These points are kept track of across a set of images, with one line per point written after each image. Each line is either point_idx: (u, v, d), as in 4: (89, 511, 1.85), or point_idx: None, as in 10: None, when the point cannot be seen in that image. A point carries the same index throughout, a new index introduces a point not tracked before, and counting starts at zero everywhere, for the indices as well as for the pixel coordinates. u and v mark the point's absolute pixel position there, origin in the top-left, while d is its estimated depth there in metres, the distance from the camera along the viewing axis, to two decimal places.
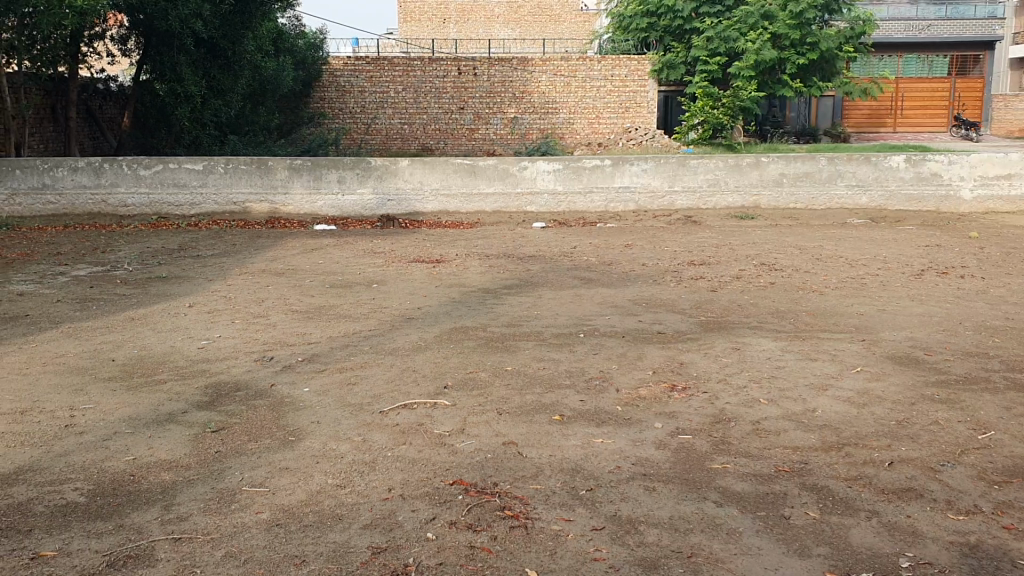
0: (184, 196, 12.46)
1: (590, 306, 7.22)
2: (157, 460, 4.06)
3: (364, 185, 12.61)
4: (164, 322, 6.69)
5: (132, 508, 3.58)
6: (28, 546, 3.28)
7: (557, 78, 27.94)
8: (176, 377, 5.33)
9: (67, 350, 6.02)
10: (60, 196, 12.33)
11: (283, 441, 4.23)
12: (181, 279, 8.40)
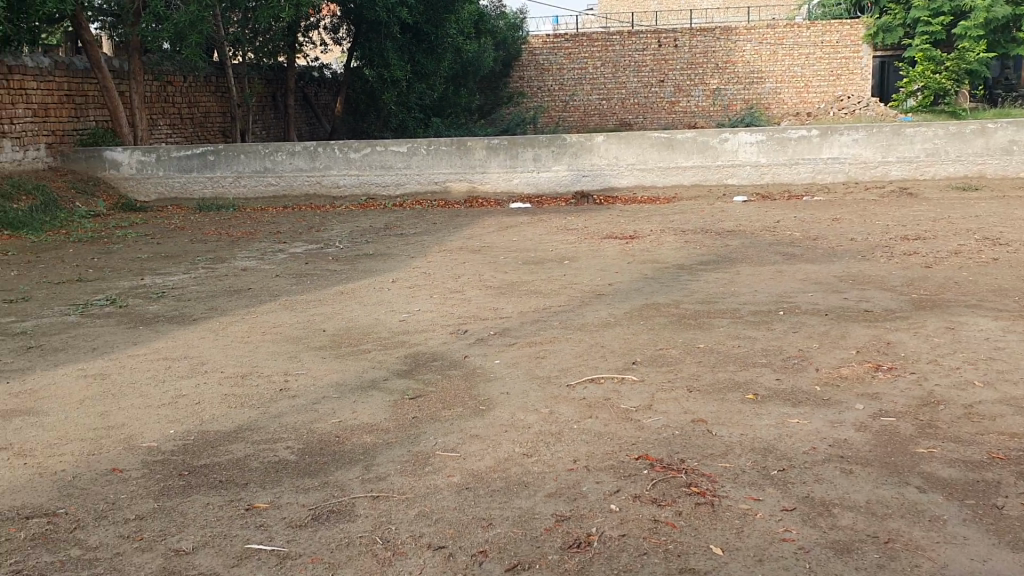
0: (390, 177, 13.05)
1: (791, 283, 6.95)
2: (359, 424, 4.31)
3: (559, 162, 12.72)
4: (369, 296, 7.07)
5: (336, 466, 3.83)
6: (244, 497, 3.58)
7: (763, 46, 26.92)
8: (378, 347, 5.62)
9: (283, 320, 6.50)
10: (280, 178, 13.20)
11: (475, 410, 4.37)
12: (385, 256, 8.83)
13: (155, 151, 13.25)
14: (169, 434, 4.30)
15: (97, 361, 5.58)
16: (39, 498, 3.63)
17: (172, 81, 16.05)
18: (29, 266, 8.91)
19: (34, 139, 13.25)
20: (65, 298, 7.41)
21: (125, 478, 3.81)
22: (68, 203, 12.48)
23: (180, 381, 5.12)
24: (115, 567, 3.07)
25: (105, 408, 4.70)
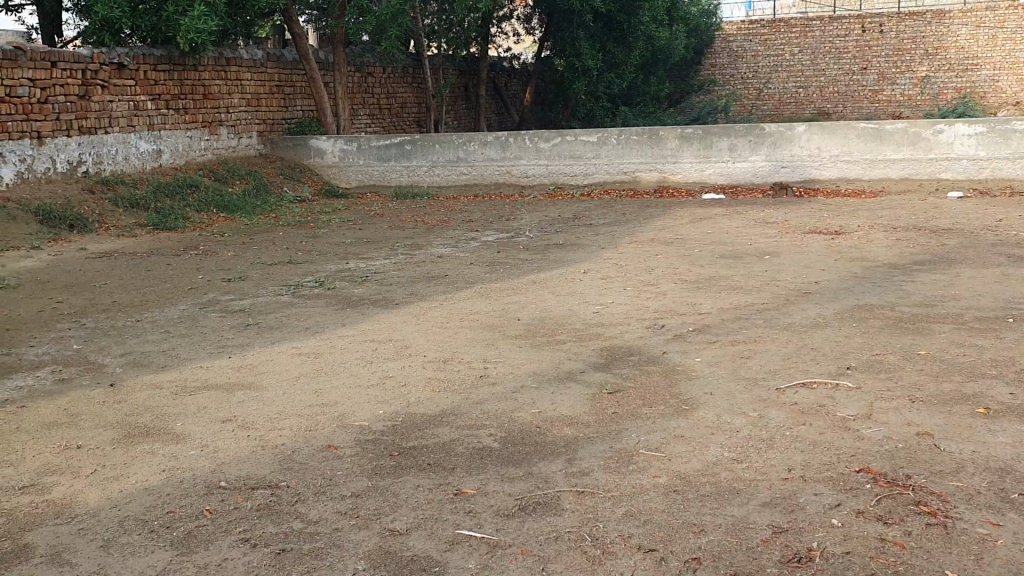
0: (579, 167, 13.04)
1: (1021, 288, 6.37)
2: (559, 416, 4.29)
3: (757, 152, 12.30)
4: (563, 286, 7.06)
5: (539, 457, 3.82)
6: (452, 482, 3.63)
7: (980, 31, 24.87)
8: (574, 339, 5.59)
9: (479, 307, 6.59)
10: (471, 167, 13.46)
11: (678, 409, 4.26)
12: (577, 246, 8.80)
13: (357, 140, 13.82)
14: (378, 415, 4.44)
15: (310, 340, 5.86)
16: (263, 470, 3.83)
17: (372, 72, 16.69)
18: (245, 247, 9.50)
19: (247, 127, 14.16)
20: (277, 279, 7.84)
21: (340, 455, 3.96)
22: (277, 188, 13.29)
23: (386, 363, 5.29)
24: (334, 542, 3.18)
25: (318, 386, 4.92)
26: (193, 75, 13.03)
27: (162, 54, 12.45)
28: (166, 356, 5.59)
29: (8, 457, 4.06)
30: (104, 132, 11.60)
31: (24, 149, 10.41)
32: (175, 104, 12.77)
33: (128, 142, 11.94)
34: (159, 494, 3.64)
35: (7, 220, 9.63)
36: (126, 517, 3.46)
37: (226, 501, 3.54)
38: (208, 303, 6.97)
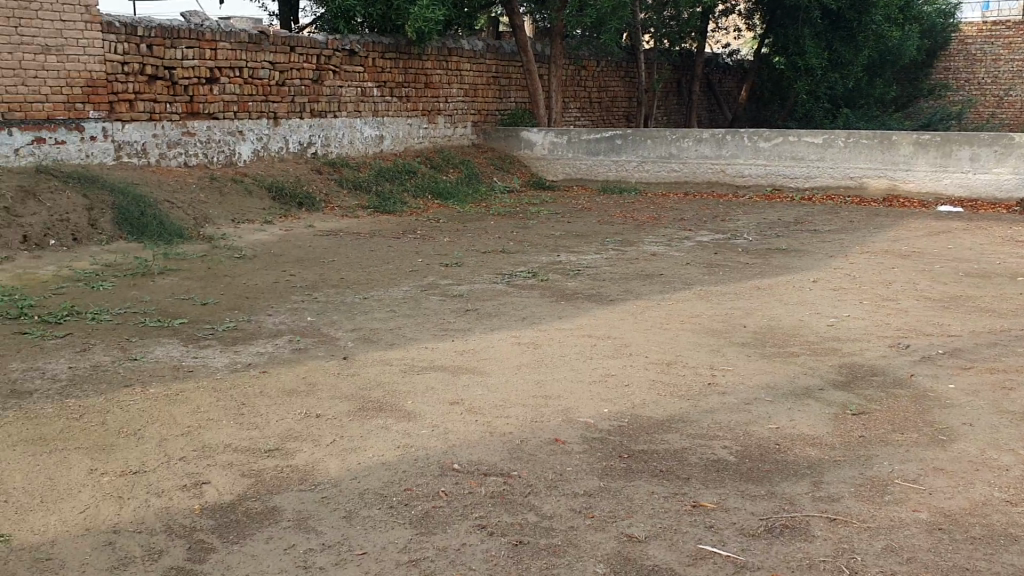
0: (800, 169, 12.50)
1: None
2: (799, 434, 4.03)
3: (1002, 163, 11.31)
4: (790, 295, 6.71)
5: (781, 477, 3.59)
6: (689, 492, 3.48)
7: None
8: (807, 352, 5.27)
9: (701, 311, 6.37)
10: (684, 164, 13.17)
11: (934, 439, 3.91)
12: (802, 253, 8.37)
13: (568, 133, 13.81)
14: (604, 414, 4.34)
15: (529, 330, 5.85)
16: (494, 457, 3.82)
17: (587, 65, 16.67)
18: (460, 234, 9.68)
19: (463, 116, 14.49)
20: (492, 267, 7.91)
21: (568, 450, 3.89)
22: (488, 177, 13.53)
23: (607, 360, 5.19)
24: (571, 540, 3.11)
25: (540, 377, 4.88)
26: (416, 63, 13.41)
27: (390, 42, 12.83)
28: (392, 334, 5.74)
29: (252, 419, 4.26)
30: (333, 116, 12.18)
31: (260, 128, 11.15)
32: (398, 92, 13.20)
33: (353, 127, 12.49)
34: (395, 470, 3.70)
35: (244, 193, 10.29)
36: (365, 490, 3.53)
37: (460, 485, 3.56)
38: (428, 286, 7.12)
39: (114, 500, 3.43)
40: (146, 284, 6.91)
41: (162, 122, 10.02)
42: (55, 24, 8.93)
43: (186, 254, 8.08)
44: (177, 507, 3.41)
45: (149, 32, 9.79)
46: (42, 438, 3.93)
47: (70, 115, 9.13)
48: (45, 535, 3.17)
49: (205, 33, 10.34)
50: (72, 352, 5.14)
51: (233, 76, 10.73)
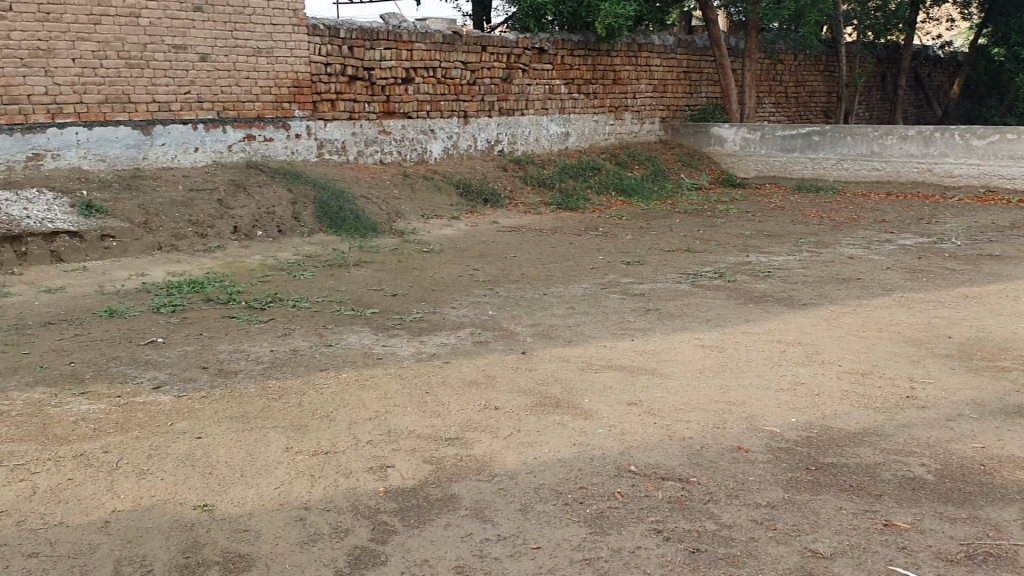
0: (1018, 169, 11.57)
1: None
2: (1009, 456, 3.72)
3: None
4: (1004, 305, 6.21)
5: (986, 501, 3.32)
6: (880, 510, 3.27)
7: None
8: (1022, 368, 4.85)
9: (901, 318, 6.00)
10: (886, 162, 12.48)
11: None
12: (1019, 260, 7.73)
13: (761, 129, 13.40)
14: (790, 423, 4.17)
15: (713, 332, 5.70)
16: (672, 461, 3.74)
17: (783, 59, 16.08)
18: (645, 232, 9.58)
19: (651, 113, 14.33)
20: (677, 266, 7.78)
21: (751, 459, 3.76)
22: (675, 174, 13.34)
23: (795, 367, 4.97)
24: (750, 552, 3.00)
25: (723, 382, 4.75)
26: (606, 60, 13.35)
27: (579, 39, 12.84)
28: (572, 331, 5.75)
29: (435, 408, 4.38)
30: (521, 114, 12.36)
31: (451, 126, 11.49)
32: (586, 89, 13.22)
33: (540, 124, 12.63)
34: (571, 467, 3.70)
35: (434, 189, 10.62)
36: (541, 485, 3.55)
37: (637, 487, 3.52)
38: (611, 284, 7.09)
39: (305, 478, 3.61)
40: (342, 275, 7.25)
41: (360, 120, 10.52)
42: (267, 28, 9.47)
43: (379, 247, 8.43)
44: (363, 488, 3.55)
45: (351, 33, 10.26)
46: (243, 415, 4.20)
47: (278, 114, 9.75)
48: (243, 507, 3.38)
49: (402, 34, 10.72)
50: (274, 336, 5.46)
51: (427, 75, 11.09)
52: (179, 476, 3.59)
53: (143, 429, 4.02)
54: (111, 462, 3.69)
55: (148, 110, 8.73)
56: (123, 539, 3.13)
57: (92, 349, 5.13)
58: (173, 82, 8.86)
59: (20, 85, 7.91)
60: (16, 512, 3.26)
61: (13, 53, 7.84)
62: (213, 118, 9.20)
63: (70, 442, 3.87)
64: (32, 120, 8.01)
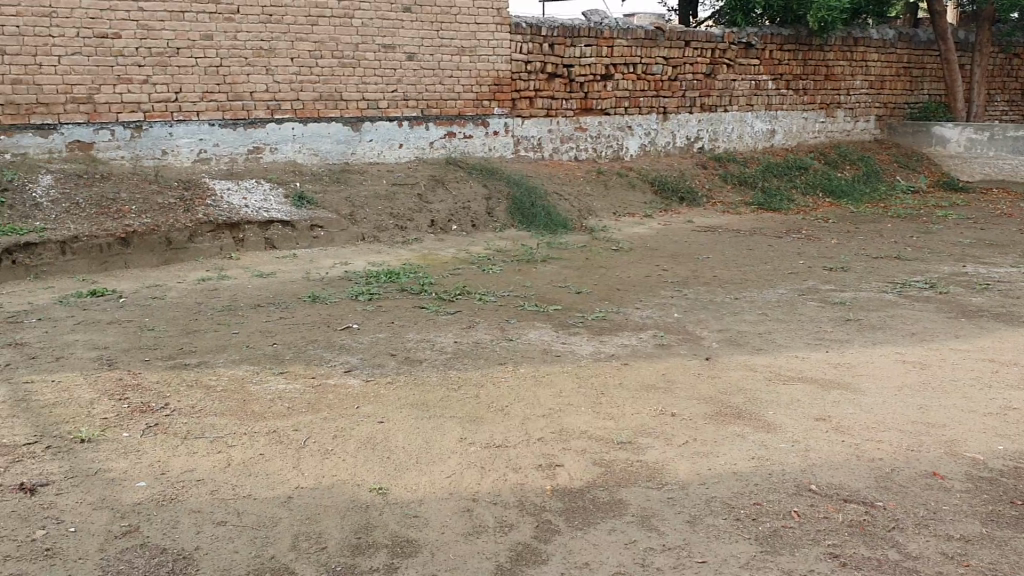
0: None
1: None
2: None
3: None
4: None
5: None
6: None
7: None
8: None
9: None
10: None
11: None
12: None
13: (989, 128, 12.39)
14: (999, 451, 3.81)
15: (917, 347, 5.31)
16: (858, 483, 3.51)
17: (1020, 53, 14.78)
18: (850, 237, 9.08)
19: (866, 110, 13.53)
20: (882, 274, 7.32)
21: (947, 487, 3.46)
22: (889, 176, 12.57)
23: (1009, 391, 4.54)
24: None
25: (924, 401, 4.41)
26: (818, 55, 12.73)
27: (790, 34, 12.32)
28: (760, 338, 5.53)
29: (610, 410, 4.32)
30: (723, 111, 12.02)
31: (650, 123, 11.36)
32: (796, 84, 12.68)
33: (744, 121, 12.24)
34: (747, 482, 3.54)
35: (629, 187, 10.54)
36: (712, 497, 3.43)
37: (816, 507, 3.33)
38: (807, 291, 6.76)
39: (477, 471, 3.65)
40: (530, 270, 7.33)
41: (558, 117, 10.61)
42: (471, 27, 9.69)
43: (569, 244, 8.46)
44: (531, 484, 3.56)
45: (552, 31, 10.33)
46: (423, 403, 4.31)
47: (478, 111, 9.99)
48: (415, 493, 3.47)
49: (604, 31, 10.67)
50: (459, 328, 5.59)
51: (627, 72, 11.00)
52: (359, 458, 3.73)
53: (330, 411, 4.21)
54: (299, 440, 3.89)
55: (357, 107, 9.18)
56: (303, 515, 3.29)
57: (293, 332, 5.44)
58: (381, 80, 9.26)
59: (245, 83, 8.53)
60: (212, 481, 3.50)
61: (239, 53, 8.44)
62: (416, 115, 9.55)
63: (265, 418, 4.12)
64: (254, 116, 8.62)
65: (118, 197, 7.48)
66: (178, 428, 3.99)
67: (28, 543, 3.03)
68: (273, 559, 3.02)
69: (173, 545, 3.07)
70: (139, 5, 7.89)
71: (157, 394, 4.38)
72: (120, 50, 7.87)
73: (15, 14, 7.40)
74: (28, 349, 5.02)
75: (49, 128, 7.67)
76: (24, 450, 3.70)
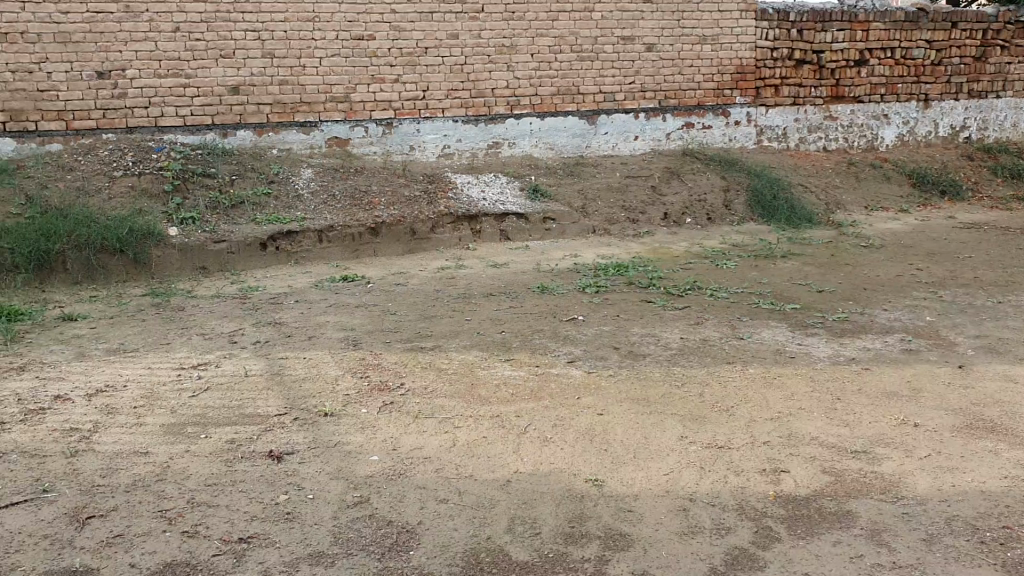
0: None
1: None
2: None
3: None
4: None
5: None
6: None
7: None
8: None
9: None
10: None
11: None
12: None
13: None
14: None
15: None
16: None
17: None
18: None
19: None
20: None
21: None
22: None
23: None
24: None
25: None
26: None
27: None
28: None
29: (845, 416, 4.06)
30: (996, 96, 10.97)
31: (909, 112, 10.59)
32: None
33: (1020, 108, 11.10)
34: (996, 503, 3.25)
35: (881, 180, 9.89)
36: (955, 516, 3.17)
37: None
38: None
39: (696, 470, 3.56)
40: (766, 266, 7.06)
41: (805, 106, 10.14)
42: (714, 15, 9.43)
43: (811, 240, 8.06)
44: (753, 488, 3.42)
45: (801, 16, 9.84)
46: (646, 398, 4.26)
47: (719, 101, 9.74)
48: (631, 487, 3.44)
49: (859, 14, 10.00)
50: (688, 324, 5.48)
51: (884, 57, 10.27)
52: (577, 448, 3.75)
53: (553, 399, 4.27)
54: (521, 426, 3.97)
55: (594, 100, 9.24)
56: (520, 500, 3.36)
57: (522, 321, 5.56)
58: (619, 73, 9.26)
59: (487, 80, 8.82)
60: (438, 460, 3.66)
61: (482, 50, 8.74)
62: (654, 106, 9.47)
63: (491, 403, 4.24)
64: (495, 112, 8.91)
65: (369, 189, 7.98)
66: (411, 407, 4.21)
67: (273, 506, 3.31)
68: (489, 539, 3.11)
69: (398, 518, 3.23)
70: (392, 7, 8.35)
71: (393, 375, 4.64)
72: (374, 50, 8.38)
73: (283, 19, 8.04)
74: (285, 328, 5.48)
75: (311, 125, 8.34)
76: (274, 420, 4.06)
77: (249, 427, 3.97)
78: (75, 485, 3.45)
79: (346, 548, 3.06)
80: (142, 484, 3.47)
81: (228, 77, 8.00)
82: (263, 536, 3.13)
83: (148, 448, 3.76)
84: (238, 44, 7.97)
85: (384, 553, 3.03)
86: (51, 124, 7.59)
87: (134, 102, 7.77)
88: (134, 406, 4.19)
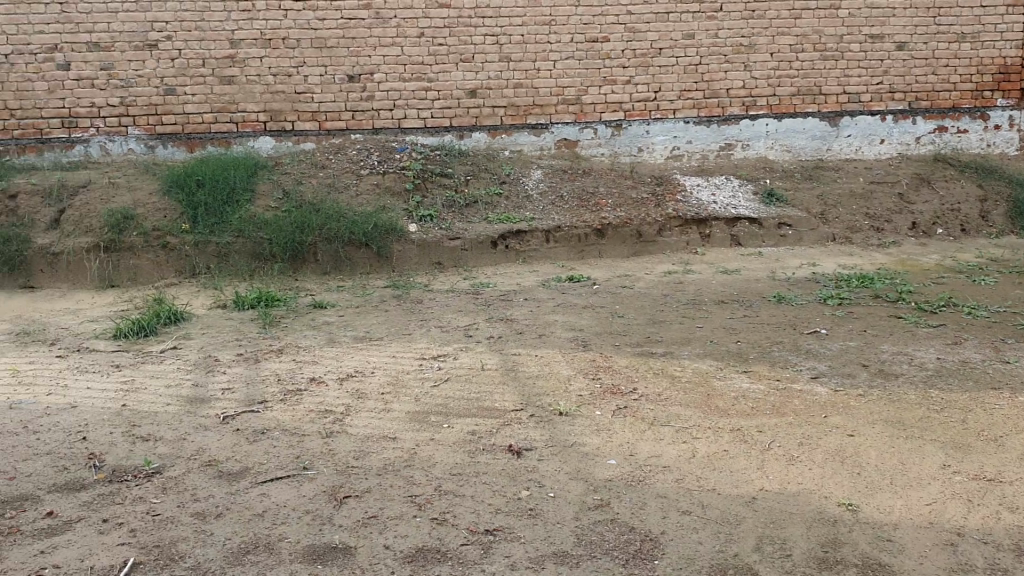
0: None
1: None
2: None
3: None
4: None
5: None
6: None
7: None
8: None
9: None
10: None
11: None
12: None
13: None
14: None
15: None
16: None
17: None
18: None
19: None
20: None
21: None
22: None
23: None
24: None
25: None
26: None
27: None
28: None
29: None
30: None
31: None
32: None
33: None
34: None
35: None
36: None
37: None
38: None
39: (963, 503, 3.29)
40: None
41: None
42: (975, 10, 8.74)
43: None
44: None
45: None
46: (901, 421, 3.99)
47: (977, 104, 9.00)
48: (890, 515, 3.23)
49: None
50: (943, 343, 5.10)
51: None
52: (828, 469, 3.56)
53: (797, 417, 4.08)
54: (764, 442, 3.82)
55: (837, 101, 8.81)
56: (768, 518, 3.23)
57: (759, 331, 5.38)
58: (865, 72, 8.79)
59: (722, 80, 8.62)
60: (677, 470, 3.59)
61: (718, 50, 8.55)
62: (903, 108, 8.91)
63: (731, 415, 4.12)
64: (728, 113, 8.70)
65: (597, 191, 8.00)
66: (647, 414, 4.15)
67: (516, 501, 3.37)
68: (737, 557, 3.01)
69: (641, 526, 3.20)
70: (628, 9, 8.34)
71: (626, 378, 4.61)
72: (607, 52, 8.40)
73: (522, 23, 8.21)
74: (517, 325, 5.58)
75: (543, 126, 8.46)
76: (513, 415, 4.13)
77: (489, 420, 4.07)
78: (332, 465, 3.65)
79: (590, 550, 3.05)
80: (393, 469, 3.62)
81: (467, 80, 8.26)
82: (508, 530, 3.18)
83: (397, 434, 3.93)
84: (478, 48, 8.21)
85: (628, 559, 3.00)
86: (305, 123, 8.14)
87: (381, 104, 8.19)
88: (382, 392, 4.40)
